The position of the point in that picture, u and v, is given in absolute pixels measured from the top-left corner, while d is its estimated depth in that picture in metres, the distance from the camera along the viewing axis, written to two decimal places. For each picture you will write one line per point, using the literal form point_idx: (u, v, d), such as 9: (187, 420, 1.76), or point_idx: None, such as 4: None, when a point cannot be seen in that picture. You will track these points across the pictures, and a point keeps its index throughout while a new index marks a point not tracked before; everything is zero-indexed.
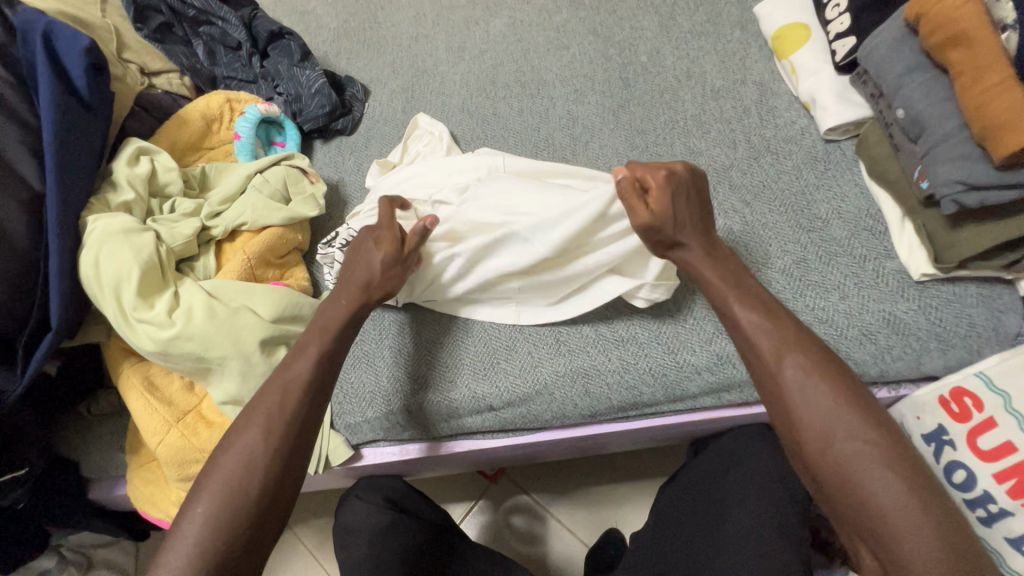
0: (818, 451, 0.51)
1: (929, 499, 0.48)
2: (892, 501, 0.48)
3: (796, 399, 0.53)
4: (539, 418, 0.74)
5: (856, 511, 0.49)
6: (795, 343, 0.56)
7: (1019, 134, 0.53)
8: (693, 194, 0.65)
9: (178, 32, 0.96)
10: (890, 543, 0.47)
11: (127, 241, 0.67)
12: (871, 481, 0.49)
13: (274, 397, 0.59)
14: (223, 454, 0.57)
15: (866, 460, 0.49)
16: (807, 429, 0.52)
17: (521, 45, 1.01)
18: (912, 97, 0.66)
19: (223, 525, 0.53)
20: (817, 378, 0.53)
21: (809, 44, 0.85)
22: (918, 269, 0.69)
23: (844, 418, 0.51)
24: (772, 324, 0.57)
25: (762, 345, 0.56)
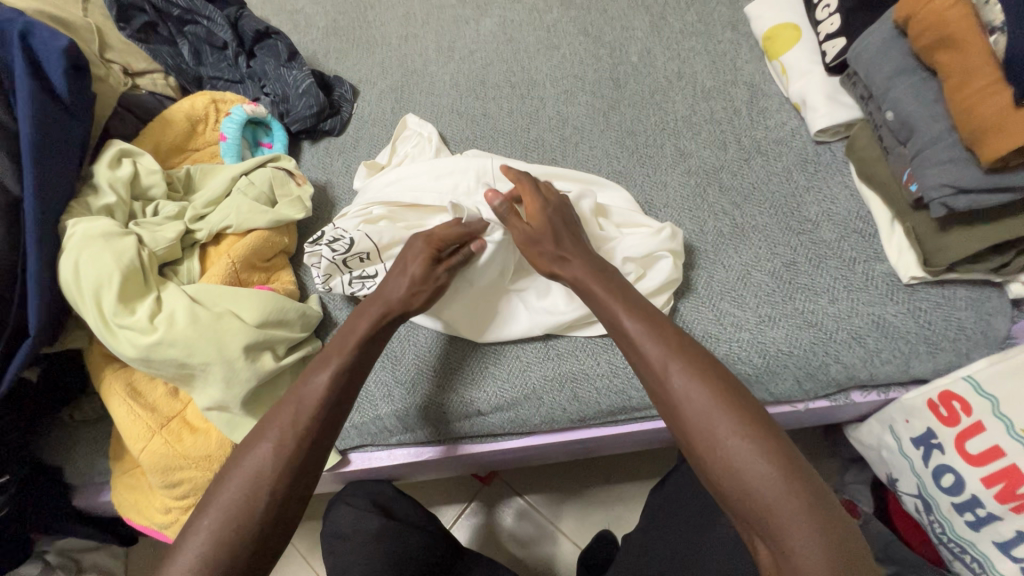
0: (707, 452, 0.51)
1: (809, 490, 0.48)
2: (774, 494, 0.48)
3: (683, 401, 0.53)
4: (526, 423, 0.74)
5: (747, 507, 0.49)
6: (678, 346, 0.56)
7: (1006, 138, 0.53)
8: (562, 219, 0.69)
9: (163, 32, 0.94)
10: (777, 536, 0.47)
11: (107, 245, 0.66)
12: (754, 476, 0.49)
13: (288, 409, 0.58)
14: (234, 466, 0.55)
15: (750, 455, 0.49)
16: (695, 430, 0.52)
17: (511, 45, 1.00)
18: (901, 99, 0.65)
19: (227, 540, 0.51)
20: (697, 380, 0.53)
21: (799, 45, 0.85)
22: (907, 272, 0.68)
23: (725, 416, 0.51)
24: (655, 330, 0.58)
25: (648, 351, 0.57)
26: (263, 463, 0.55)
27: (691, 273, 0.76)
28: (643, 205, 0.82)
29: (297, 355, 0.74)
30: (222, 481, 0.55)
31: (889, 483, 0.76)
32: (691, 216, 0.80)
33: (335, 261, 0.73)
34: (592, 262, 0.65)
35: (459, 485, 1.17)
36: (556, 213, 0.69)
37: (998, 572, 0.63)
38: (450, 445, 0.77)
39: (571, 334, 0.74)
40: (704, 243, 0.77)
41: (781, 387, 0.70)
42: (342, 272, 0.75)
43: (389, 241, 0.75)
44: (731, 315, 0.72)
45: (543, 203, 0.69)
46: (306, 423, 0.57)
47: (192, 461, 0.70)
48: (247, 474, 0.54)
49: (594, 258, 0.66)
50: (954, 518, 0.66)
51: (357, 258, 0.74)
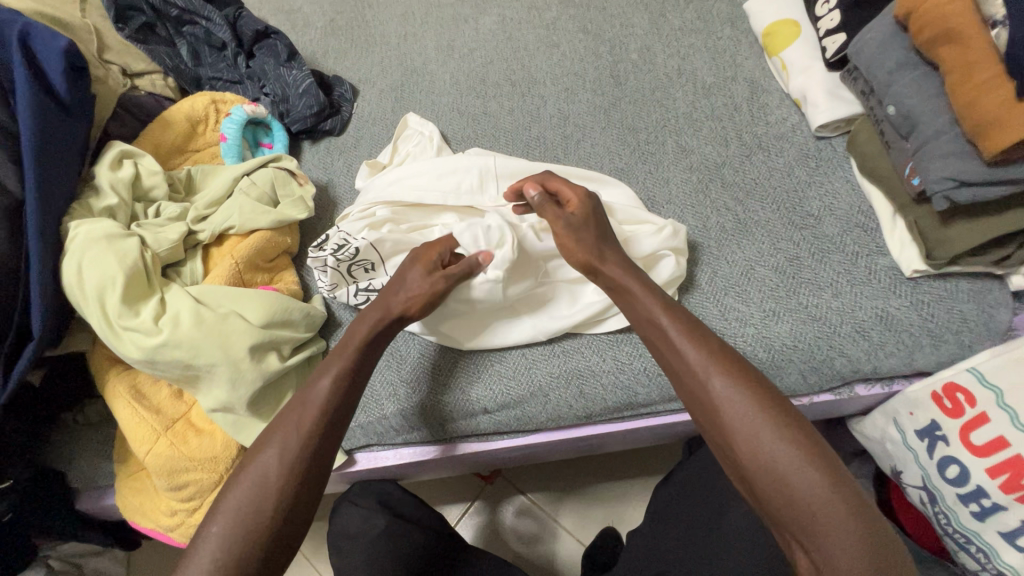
0: (750, 458, 0.51)
1: (850, 495, 0.48)
2: (819, 498, 0.48)
3: (727, 408, 0.53)
4: (534, 420, 0.74)
5: (789, 513, 0.49)
6: (719, 353, 0.56)
7: (1011, 131, 0.53)
8: (597, 219, 0.69)
9: (161, 32, 0.94)
10: (819, 540, 0.48)
11: (111, 247, 0.66)
12: (798, 480, 0.49)
13: (291, 417, 0.58)
14: (240, 474, 0.55)
15: (793, 461, 0.49)
16: (737, 436, 0.52)
17: (511, 43, 1.00)
18: (903, 93, 0.66)
19: (237, 548, 0.51)
20: (739, 383, 0.53)
21: (799, 41, 0.85)
22: (909, 266, 0.69)
23: (768, 423, 0.51)
24: (696, 336, 0.57)
25: (690, 358, 0.56)
26: (269, 470, 0.55)
27: (695, 269, 0.76)
28: (646, 202, 0.83)
29: (302, 355, 0.74)
30: (229, 490, 0.55)
31: (894, 475, 0.77)
32: (694, 212, 0.80)
33: (337, 266, 0.74)
34: (627, 265, 0.65)
35: (463, 484, 1.17)
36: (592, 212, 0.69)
37: (1003, 562, 0.63)
38: (457, 442, 0.77)
39: (582, 333, 0.74)
40: (707, 239, 0.78)
41: (786, 381, 0.70)
42: (348, 282, 0.76)
43: (391, 248, 0.75)
44: (736, 310, 0.72)
45: (582, 196, 0.70)
46: (310, 429, 0.57)
47: (198, 463, 0.70)
48: (252, 481, 0.54)
49: (631, 263, 0.66)
50: (959, 510, 0.66)
51: (360, 265, 0.74)
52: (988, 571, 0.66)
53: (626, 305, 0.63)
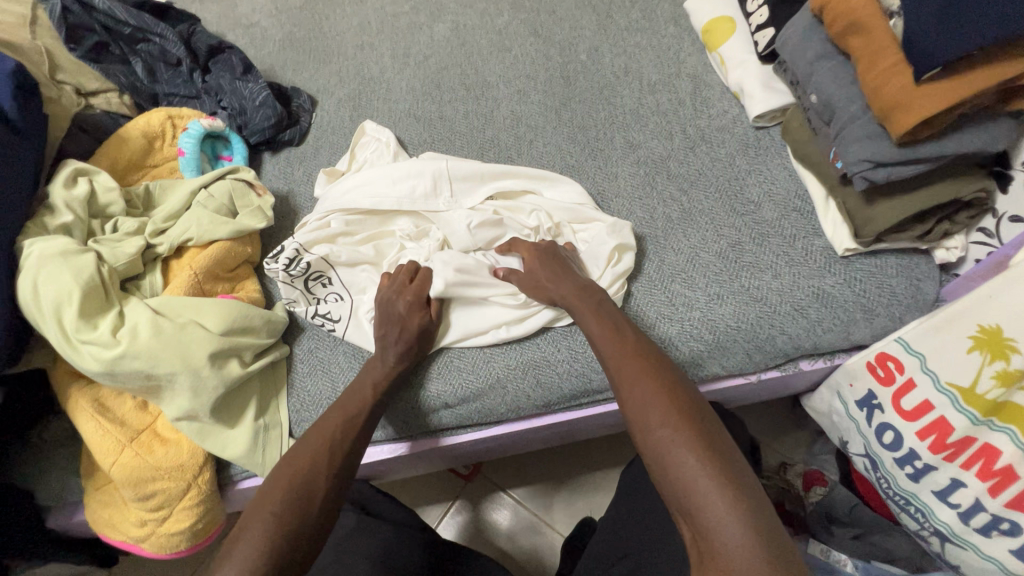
0: (644, 440, 0.54)
1: (728, 475, 0.49)
2: (693, 476, 0.49)
3: (626, 395, 0.58)
4: (495, 412, 0.76)
5: (671, 492, 0.51)
6: (632, 348, 0.61)
7: (912, 113, 0.57)
8: (550, 262, 0.73)
9: (115, 51, 0.95)
10: (695, 518, 0.48)
11: (66, 262, 0.67)
12: (675, 458, 0.51)
13: (334, 434, 0.63)
14: (284, 471, 0.59)
15: (672, 443, 0.52)
16: (635, 421, 0.56)
17: (465, 48, 1.03)
18: (823, 82, 0.69)
19: (293, 520, 0.55)
20: (642, 375, 0.58)
21: (735, 36, 0.89)
22: (842, 245, 0.73)
23: (655, 408, 0.54)
24: (616, 335, 0.63)
25: (607, 353, 0.62)
26: (316, 472, 0.59)
27: (643, 259, 0.79)
28: (596, 196, 0.86)
29: (264, 361, 0.76)
30: (272, 487, 0.57)
31: (842, 446, 0.80)
32: (642, 204, 0.83)
33: (291, 278, 0.77)
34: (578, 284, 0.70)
35: (441, 483, 1.18)
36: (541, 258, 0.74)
37: (938, 519, 0.67)
38: (420, 438, 0.79)
39: (554, 326, 0.76)
40: (654, 230, 0.81)
41: (732, 360, 0.74)
42: (308, 301, 0.79)
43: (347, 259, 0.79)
44: (682, 295, 0.75)
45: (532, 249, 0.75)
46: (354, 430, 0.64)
47: (164, 472, 0.71)
48: (292, 476, 0.58)
49: (588, 284, 0.70)
50: (896, 473, 0.70)
51: (317, 279, 0.78)
52: (927, 530, 0.69)
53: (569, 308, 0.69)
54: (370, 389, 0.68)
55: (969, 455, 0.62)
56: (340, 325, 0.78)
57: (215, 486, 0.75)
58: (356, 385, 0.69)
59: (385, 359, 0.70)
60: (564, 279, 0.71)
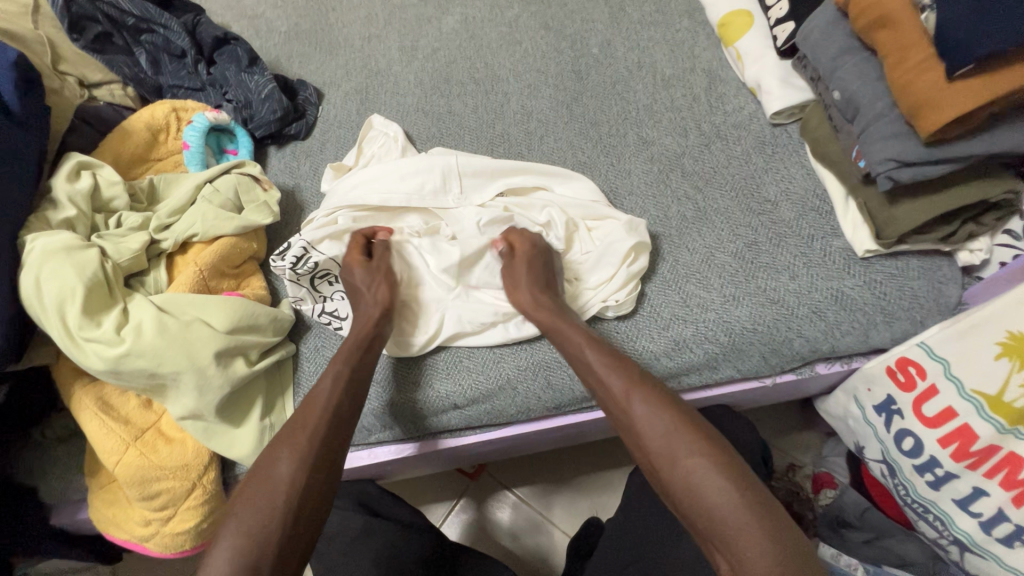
0: (672, 476, 0.53)
1: (759, 501, 0.50)
2: (729, 507, 0.49)
3: (641, 427, 0.56)
4: (504, 414, 0.75)
5: (705, 524, 0.51)
6: (636, 378, 0.59)
7: (942, 112, 0.55)
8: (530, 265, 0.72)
9: (118, 41, 0.93)
10: (738, 549, 0.48)
11: (69, 258, 0.65)
12: (710, 490, 0.51)
13: (295, 420, 0.61)
14: (250, 480, 0.57)
15: (707, 476, 0.51)
16: (658, 456, 0.54)
17: (474, 41, 1.01)
18: (847, 79, 0.68)
19: (258, 530, 0.53)
20: (653, 406, 0.56)
21: (753, 30, 0.86)
22: (862, 246, 0.71)
23: (679, 439, 0.54)
24: (618, 364, 0.61)
25: (611, 384, 0.59)
26: (279, 477, 0.56)
27: (657, 259, 0.77)
28: (609, 194, 0.84)
29: (269, 360, 0.74)
30: (240, 501, 0.56)
31: (857, 451, 0.79)
32: (655, 202, 0.81)
33: (297, 276, 0.76)
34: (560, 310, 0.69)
35: (447, 482, 1.17)
36: (519, 267, 0.72)
37: (958, 529, 0.65)
38: (428, 440, 0.78)
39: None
40: (668, 229, 0.79)
41: (747, 364, 0.72)
42: (314, 299, 0.78)
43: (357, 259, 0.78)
44: (697, 297, 0.73)
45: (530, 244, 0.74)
46: (322, 424, 0.61)
47: (169, 471, 0.70)
48: (257, 485, 0.56)
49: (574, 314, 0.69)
50: (916, 480, 0.68)
51: (325, 278, 0.78)
52: (946, 538, 0.68)
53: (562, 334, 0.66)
54: (331, 364, 0.66)
55: (993, 464, 0.61)
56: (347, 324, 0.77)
57: (221, 486, 0.74)
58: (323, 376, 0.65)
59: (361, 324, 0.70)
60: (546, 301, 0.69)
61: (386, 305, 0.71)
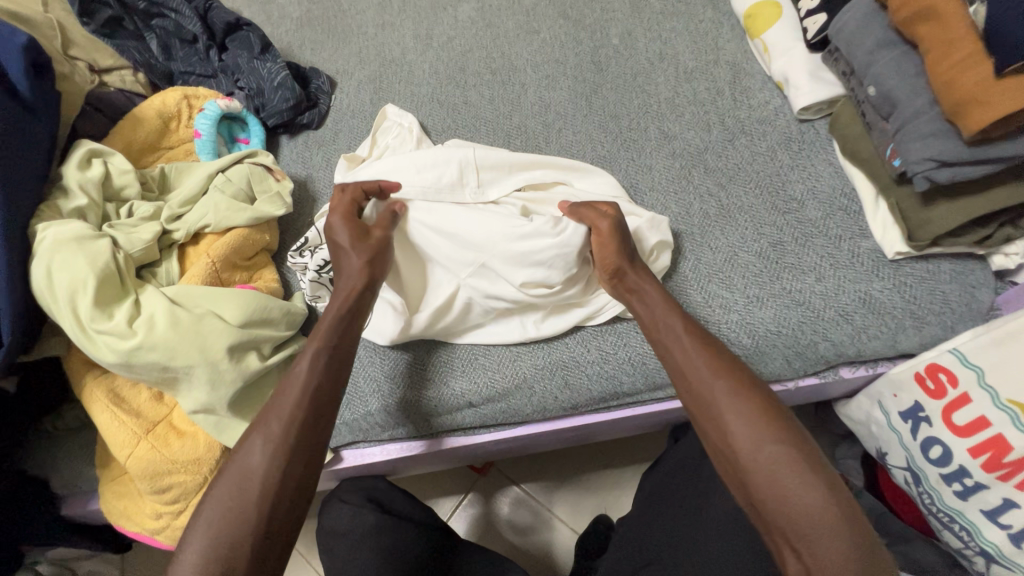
0: (748, 458, 0.51)
1: (842, 500, 0.49)
2: (812, 501, 0.48)
3: (727, 408, 0.54)
4: (520, 413, 0.73)
5: (782, 515, 0.49)
6: (722, 359, 0.57)
7: (988, 110, 0.53)
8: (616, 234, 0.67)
9: (129, 26, 0.92)
10: (812, 540, 0.48)
11: (81, 249, 0.64)
12: (794, 482, 0.49)
13: (270, 407, 0.58)
14: (227, 470, 0.55)
15: (790, 463, 0.50)
16: (737, 436, 0.53)
17: (490, 30, 0.98)
18: (883, 74, 0.65)
19: (230, 530, 0.51)
20: (741, 390, 0.55)
21: (781, 22, 0.84)
22: (892, 248, 0.69)
23: (765, 426, 0.52)
24: (706, 342, 0.59)
25: (700, 360, 0.57)
26: (253, 469, 0.54)
27: (678, 257, 0.75)
28: (629, 190, 0.82)
29: (283, 354, 0.73)
30: (212, 493, 0.54)
31: (879, 457, 0.77)
32: (677, 199, 0.79)
33: (320, 277, 0.74)
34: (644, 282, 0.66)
35: (456, 477, 1.16)
36: (611, 232, 0.66)
37: (985, 539, 0.64)
38: (437, 438, 0.77)
39: (585, 325, 0.73)
40: (691, 227, 0.77)
41: (771, 366, 0.70)
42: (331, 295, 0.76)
43: None
44: (720, 297, 0.72)
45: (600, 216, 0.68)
46: (299, 405, 0.57)
47: (180, 466, 0.69)
48: (232, 478, 0.54)
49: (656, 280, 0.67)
50: (943, 489, 0.67)
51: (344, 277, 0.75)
52: (972, 549, 0.67)
53: (640, 303, 0.65)
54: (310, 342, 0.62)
55: None
56: None
57: None
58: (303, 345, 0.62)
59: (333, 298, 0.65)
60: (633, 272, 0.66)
61: (360, 274, 0.66)
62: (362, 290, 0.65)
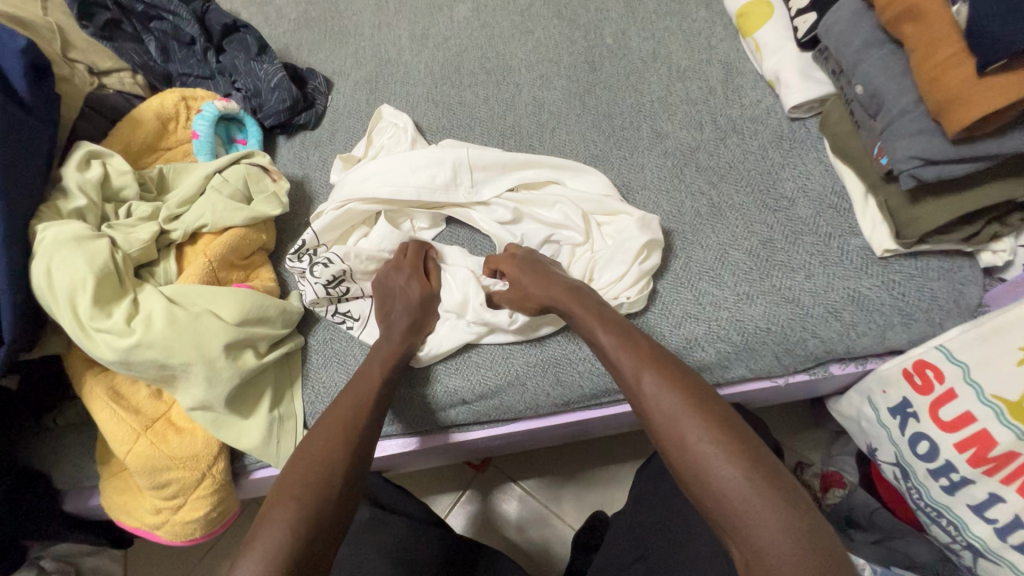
0: (678, 457, 0.52)
1: (775, 489, 0.48)
2: (739, 492, 0.48)
3: (653, 408, 0.55)
4: (513, 409, 0.74)
5: (715, 508, 0.49)
6: (648, 357, 0.58)
7: (971, 108, 0.54)
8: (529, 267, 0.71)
9: (128, 28, 0.93)
10: (746, 532, 0.47)
11: (80, 249, 0.65)
12: (719, 475, 0.49)
13: (348, 410, 0.62)
14: (303, 460, 0.57)
15: (717, 457, 0.50)
16: (666, 438, 0.53)
17: (485, 30, 0.99)
18: (871, 73, 0.66)
19: (315, 511, 0.53)
20: (666, 388, 0.55)
21: (772, 20, 0.84)
22: (881, 245, 0.69)
23: (689, 422, 0.52)
24: (629, 343, 0.60)
25: (624, 363, 0.58)
26: (335, 462, 0.57)
27: (669, 255, 0.76)
28: (621, 188, 0.82)
29: (278, 352, 0.74)
30: (290, 477, 0.55)
31: (869, 452, 0.78)
32: (669, 197, 0.80)
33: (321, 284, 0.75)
34: (572, 289, 0.67)
35: (454, 474, 1.17)
36: (524, 265, 0.71)
37: (972, 534, 0.65)
38: (426, 436, 0.78)
39: (578, 322, 0.74)
40: (682, 225, 0.78)
41: (760, 363, 0.71)
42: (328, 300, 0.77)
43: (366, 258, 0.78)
44: (709, 294, 0.72)
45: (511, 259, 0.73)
46: (371, 415, 0.63)
47: (179, 461, 0.70)
48: (314, 465, 0.56)
49: (577, 287, 0.67)
50: (930, 484, 0.68)
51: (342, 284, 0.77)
52: (958, 543, 0.67)
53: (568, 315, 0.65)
54: (379, 364, 0.67)
55: (1011, 471, 0.60)
56: (358, 324, 0.78)
57: (230, 476, 0.74)
58: (365, 367, 0.67)
59: (390, 337, 0.70)
60: (555, 283, 0.67)
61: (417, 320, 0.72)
62: (409, 331, 0.71)
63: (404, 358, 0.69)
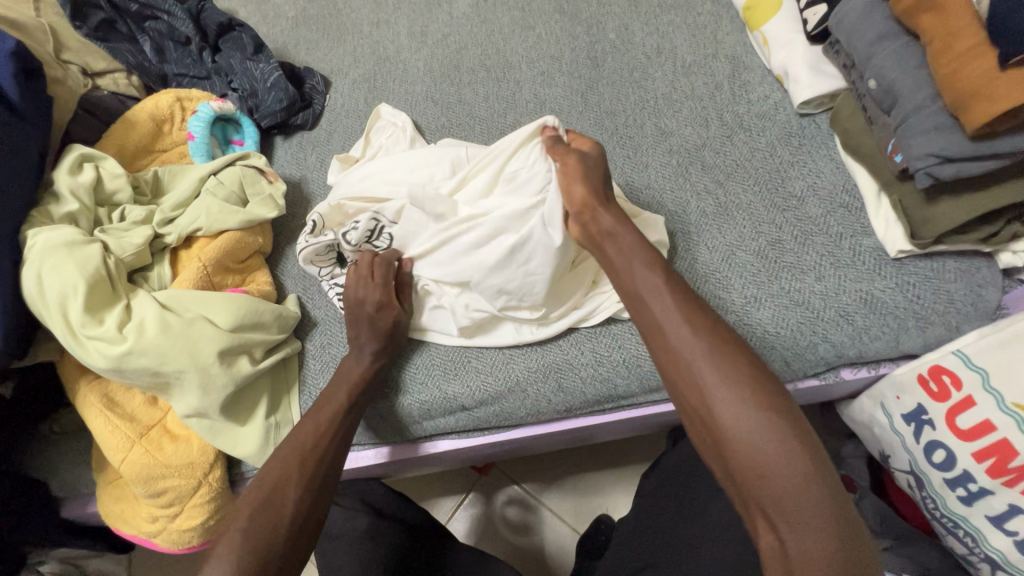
0: (730, 424, 0.48)
1: (822, 474, 0.46)
2: (788, 470, 0.46)
3: (708, 369, 0.50)
4: (513, 416, 0.73)
5: (758, 484, 0.46)
6: (703, 316, 0.54)
7: (991, 104, 0.51)
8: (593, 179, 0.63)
9: (122, 29, 0.91)
10: (789, 513, 0.45)
11: (71, 254, 0.64)
12: (772, 450, 0.46)
13: (304, 438, 0.61)
14: (252, 491, 0.57)
15: (772, 431, 0.47)
16: (718, 401, 0.49)
17: (485, 26, 0.97)
18: (884, 66, 0.63)
19: (259, 543, 0.53)
20: (723, 350, 0.51)
21: (781, 13, 0.81)
22: (895, 246, 0.67)
23: (745, 389, 0.49)
24: (683, 297, 0.55)
25: (675, 318, 0.54)
26: (285, 491, 0.57)
27: (675, 256, 0.74)
28: (625, 188, 0.80)
29: (274, 358, 0.73)
30: (241, 510, 0.55)
31: (881, 459, 0.76)
32: (674, 197, 0.78)
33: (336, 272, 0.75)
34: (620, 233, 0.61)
35: (456, 477, 1.16)
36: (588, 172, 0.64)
37: (990, 546, 0.62)
38: (421, 442, 0.76)
39: (581, 326, 0.72)
40: (688, 225, 0.75)
41: (769, 368, 0.69)
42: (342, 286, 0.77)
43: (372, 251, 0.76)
44: (716, 297, 0.70)
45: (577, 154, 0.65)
46: (329, 441, 0.62)
47: (174, 470, 0.69)
48: (262, 495, 0.56)
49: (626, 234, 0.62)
50: (946, 494, 0.66)
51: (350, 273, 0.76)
52: (976, 556, 0.65)
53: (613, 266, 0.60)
54: (345, 389, 0.66)
55: None
56: None
57: (227, 484, 0.73)
58: (329, 391, 0.66)
59: (361, 358, 0.68)
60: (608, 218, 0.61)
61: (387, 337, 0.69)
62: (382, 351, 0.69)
63: (372, 379, 0.68)
